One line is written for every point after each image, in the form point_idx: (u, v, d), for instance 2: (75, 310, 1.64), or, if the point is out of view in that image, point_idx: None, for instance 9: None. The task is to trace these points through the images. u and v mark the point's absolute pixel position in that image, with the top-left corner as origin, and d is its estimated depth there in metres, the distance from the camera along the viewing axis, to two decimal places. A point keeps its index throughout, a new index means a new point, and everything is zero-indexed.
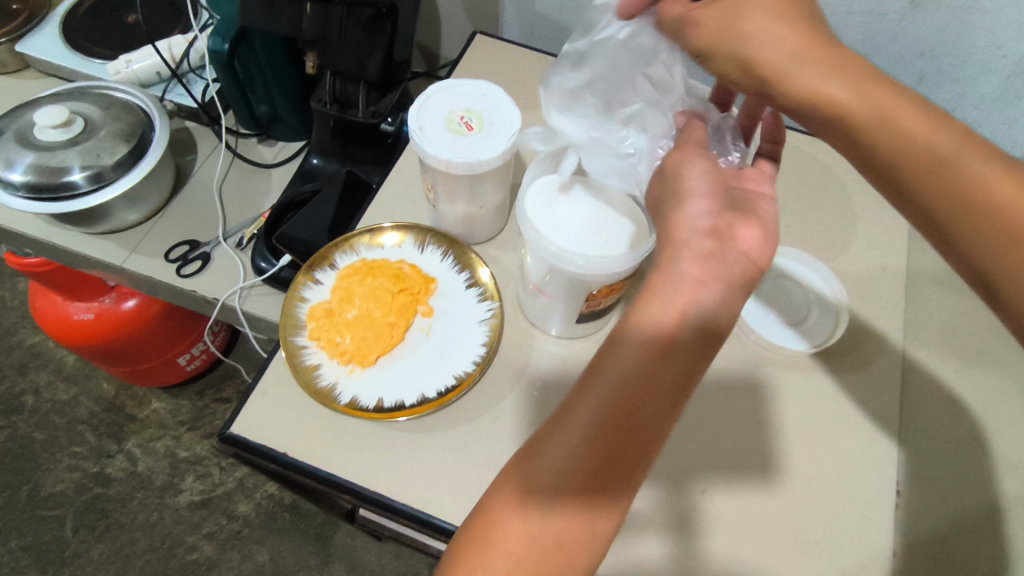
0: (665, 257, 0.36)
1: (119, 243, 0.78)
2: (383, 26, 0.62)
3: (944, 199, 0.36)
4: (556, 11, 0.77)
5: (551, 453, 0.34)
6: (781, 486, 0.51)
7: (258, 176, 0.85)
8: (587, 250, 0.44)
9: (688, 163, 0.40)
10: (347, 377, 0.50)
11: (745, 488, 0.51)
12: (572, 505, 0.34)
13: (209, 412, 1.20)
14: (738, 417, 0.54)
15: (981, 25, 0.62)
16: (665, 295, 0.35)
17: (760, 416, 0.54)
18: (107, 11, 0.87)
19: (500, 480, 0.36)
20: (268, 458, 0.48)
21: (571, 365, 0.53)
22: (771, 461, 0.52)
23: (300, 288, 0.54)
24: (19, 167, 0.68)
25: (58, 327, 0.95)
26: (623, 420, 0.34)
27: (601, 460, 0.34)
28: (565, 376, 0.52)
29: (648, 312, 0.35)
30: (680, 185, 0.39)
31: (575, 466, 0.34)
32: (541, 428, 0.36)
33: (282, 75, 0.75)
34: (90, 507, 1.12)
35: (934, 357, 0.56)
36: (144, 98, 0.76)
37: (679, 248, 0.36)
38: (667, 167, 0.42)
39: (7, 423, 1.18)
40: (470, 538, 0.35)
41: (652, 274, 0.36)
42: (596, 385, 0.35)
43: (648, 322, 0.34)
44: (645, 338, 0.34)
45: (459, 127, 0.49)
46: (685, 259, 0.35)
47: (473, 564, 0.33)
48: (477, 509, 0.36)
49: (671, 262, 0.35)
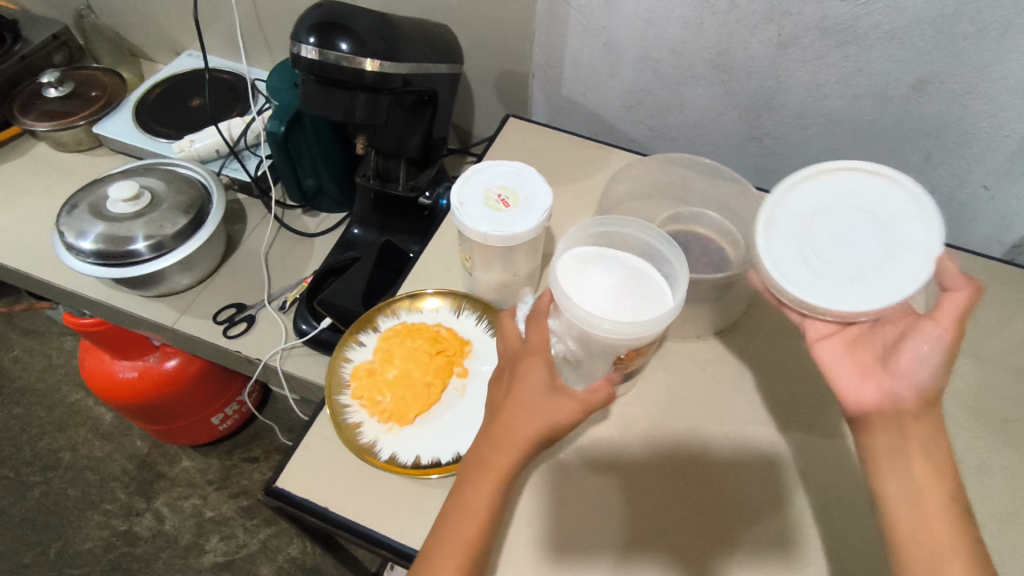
0: (539, 402, 0.46)
1: (171, 305, 0.83)
2: (424, 111, 0.69)
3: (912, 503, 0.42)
4: (581, 94, 0.84)
5: (481, 495, 0.44)
6: (805, 568, 0.49)
7: (302, 244, 0.91)
8: (629, 313, 0.47)
9: (529, 368, 0.47)
10: (386, 435, 0.53)
11: (758, 561, 0.50)
12: None
13: (236, 471, 1.22)
14: (748, 488, 0.54)
15: (982, 107, 0.66)
16: (540, 411, 0.45)
17: (771, 489, 0.53)
18: (175, 97, 0.96)
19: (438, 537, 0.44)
20: (310, 511, 0.50)
21: (583, 433, 0.57)
22: (784, 533, 0.51)
23: (346, 349, 0.58)
24: (90, 236, 0.74)
25: (103, 384, 1.00)
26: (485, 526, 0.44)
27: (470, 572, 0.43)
28: (581, 446, 0.56)
29: (530, 420, 0.45)
30: (520, 389, 0.47)
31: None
32: (462, 484, 0.45)
33: (329, 153, 0.82)
34: (116, 565, 1.13)
35: (956, 424, 0.58)
36: (204, 173, 0.83)
37: (527, 414, 0.45)
38: (529, 349, 0.48)
39: (43, 479, 1.21)
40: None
41: (525, 405, 0.46)
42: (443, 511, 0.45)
43: (500, 451, 0.45)
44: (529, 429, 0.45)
45: (496, 204, 0.54)
46: (544, 408, 0.45)
47: None
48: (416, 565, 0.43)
49: (534, 415, 0.45)
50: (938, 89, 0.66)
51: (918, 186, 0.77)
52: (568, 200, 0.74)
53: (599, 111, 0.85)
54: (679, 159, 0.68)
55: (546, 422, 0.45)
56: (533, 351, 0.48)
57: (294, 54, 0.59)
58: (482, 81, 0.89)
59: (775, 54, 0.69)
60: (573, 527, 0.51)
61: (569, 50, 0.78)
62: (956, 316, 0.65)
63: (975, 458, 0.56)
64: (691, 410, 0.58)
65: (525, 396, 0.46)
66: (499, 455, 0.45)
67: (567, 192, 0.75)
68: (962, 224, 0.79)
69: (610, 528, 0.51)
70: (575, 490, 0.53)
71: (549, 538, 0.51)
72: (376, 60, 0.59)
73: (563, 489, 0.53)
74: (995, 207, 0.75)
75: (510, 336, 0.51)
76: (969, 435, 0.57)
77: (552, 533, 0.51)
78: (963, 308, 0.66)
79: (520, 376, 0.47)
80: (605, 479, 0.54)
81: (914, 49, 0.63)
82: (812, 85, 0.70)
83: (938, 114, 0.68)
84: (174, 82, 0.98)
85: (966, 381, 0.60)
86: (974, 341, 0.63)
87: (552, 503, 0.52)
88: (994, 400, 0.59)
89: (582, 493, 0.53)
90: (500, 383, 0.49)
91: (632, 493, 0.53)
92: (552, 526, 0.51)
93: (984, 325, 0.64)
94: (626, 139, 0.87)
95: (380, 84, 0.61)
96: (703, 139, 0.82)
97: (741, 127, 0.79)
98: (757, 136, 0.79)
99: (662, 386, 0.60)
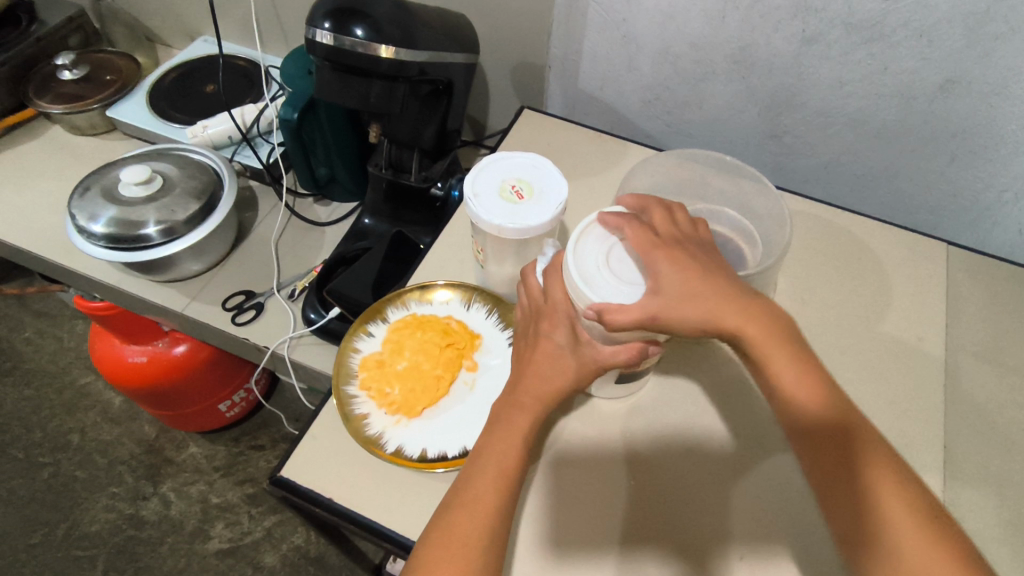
0: (563, 357, 0.48)
1: (182, 291, 0.83)
2: (440, 101, 0.68)
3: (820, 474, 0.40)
4: (597, 88, 0.82)
5: (510, 444, 0.46)
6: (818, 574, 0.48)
7: (312, 232, 0.90)
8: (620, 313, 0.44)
9: (551, 332, 0.48)
10: (394, 427, 0.52)
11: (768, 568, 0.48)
12: (488, 559, 0.42)
13: (243, 459, 1.22)
14: (758, 494, 0.52)
15: (1012, 109, 0.64)
16: (562, 364, 0.48)
17: (782, 492, 0.52)
18: (189, 83, 0.96)
19: (467, 489, 0.44)
20: (314, 501, 0.50)
21: (590, 430, 0.56)
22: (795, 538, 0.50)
23: (354, 340, 0.57)
24: (102, 220, 0.74)
25: (112, 369, 1.00)
26: (511, 470, 0.45)
27: (500, 513, 0.43)
28: (586, 442, 0.55)
29: (551, 373, 0.48)
30: (538, 354, 0.49)
31: (488, 520, 0.43)
32: (484, 438, 0.47)
33: (342, 142, 0.82)
34: (122, 548, 1.13)
35: (978, 432, 0.56)
36: (217, 159, 0.82)
37: (553, 366, 0.48)
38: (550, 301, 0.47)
39: (52, 461, 1.22)
40: (443, 530, 0.43)
41: (544, 357, 0.49)
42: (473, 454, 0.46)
43: (518, 408, 0.48)
44: (552, 382, 0.48)
45: (511, 196, 0.53)
46: (565, 362, 0.48)
47: (447, 547, 0.41)
48: (437, 522, 0.43)
49: (553, 370, 0.48)
50: (967, 89, 0.64)
51: (941, 189, 0.75)
52: (582, 194, 0.73)
53: (615, 105, 0.83)
54: (702, 157, 0.67)
55: (571, 375, 0.48)
56: (549, 311, 0.48)
57: (310, 40, 0.58)
58: (497, 72, 0.88)
59: (798, 50, 0.67)
60: (574, 522, 0.51)
61: (587, 43, 0.77)
62: (977, 322, 0.63)
63: (995, 467, 0.54)
64: (704, 411, 0.57)
65: (545, 351, 0.48)
66: (522, 414, 0.47)
67: (581, 187, 0.74)
68: (986, 228, 0.77)
69: (612, 526, 0.50)
70: (577, 486, 0.52)
71: (550, 533, 0.50)
72: (392, 47, 0.58)
73: (564, 484, 0.52)
74: (1020, 213, 0.73)
75: (532, 292, 0.50)
76: (989, 442, 0.55)
77: (557, 530, 0.50)
78: (984, 314, 0.64)
79: (539, 336, 0.49)
80: (609, 477, 0.53)
81: (943, 47, 0.62)
82: (836, 83, 0.69)
83: (965, 114, 0.67)
84: (188, 68, 0.97)
85: (987, 387, 0.59)
86: (997, 348, 0.61)
87: (554, 498, 0.52)
88: (1016, 409, 0.58)
89: (582, 488, 0.52)
90: (525, 339, 0.51)
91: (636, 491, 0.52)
92: (552, 521, 0.51)
93: (1007, 333, 0.63)
94: (642, 134, 0.86)
95: (396, 72, 0.60)
96: (720, 136, 0.81)
97: (760, 124, 0.77)
98: (776, 134, 0.77)
99: (675, 384, 0.59)
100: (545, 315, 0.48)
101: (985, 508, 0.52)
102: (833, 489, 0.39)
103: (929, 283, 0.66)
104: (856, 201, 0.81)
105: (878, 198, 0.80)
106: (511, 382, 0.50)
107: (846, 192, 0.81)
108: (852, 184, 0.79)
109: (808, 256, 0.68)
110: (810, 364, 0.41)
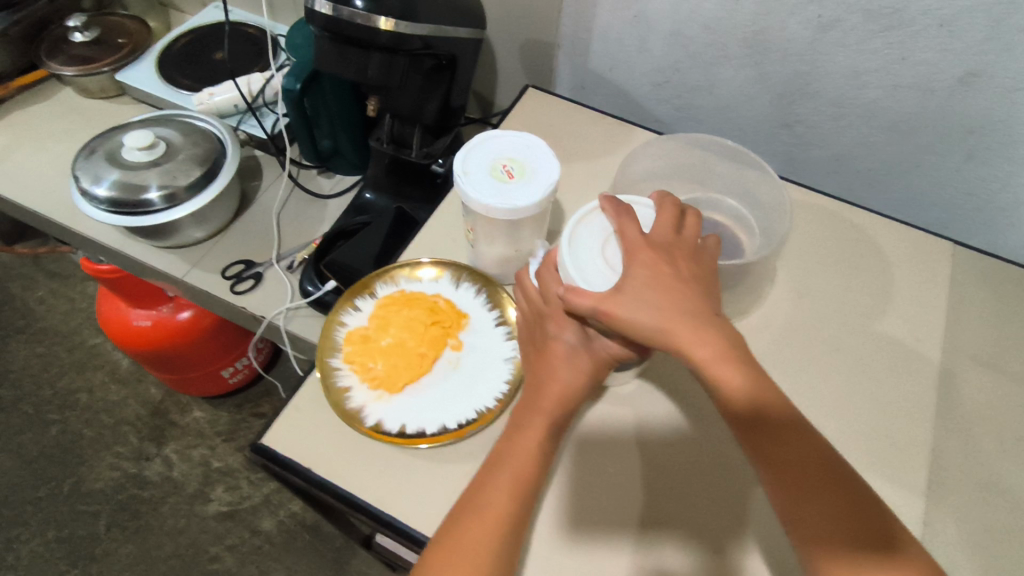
0: (578, 358, 0.49)
1: (183, 257, 0.84)
2: (442, 76, 0.67)
3: (785, 475, 0.41)
4: (606, 69, 0.81)
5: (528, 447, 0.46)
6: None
7: (315, 205, 0.90)
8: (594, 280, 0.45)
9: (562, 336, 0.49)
10: (375, 401, 0.52)
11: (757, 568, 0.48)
12: (502, 562, 0.43)
13: (245, 425, 1.24)
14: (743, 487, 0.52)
15: None
16: (570, 367, 0.48)
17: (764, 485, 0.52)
18: (198, 49, 0.95)
19: (481, 493, 0.45)
20: (294, 471, 0.51)
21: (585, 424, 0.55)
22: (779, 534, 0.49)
23: (341, 313, 0.57)
24: (105, 183, 0.75)
25: (117, 330, 1.02)
26: (526, 473, 0.45)
27: (514, 514, 0.44)
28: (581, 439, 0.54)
29: (560, 374, 0.48)
30: (548, 358, 0.49)
31: (500, 526, 0.43)
32: (500, 442, 0.48)
33: (346, 114, 0.81)
34: (124, 506, 1.16)
35: (969, 437, 0.55)
36: (220, 127, 0.82)
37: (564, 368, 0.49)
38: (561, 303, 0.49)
39: (61, 418, 1.26)
40: (452, 534, 0.43)
41: (553, 358, 0.49)
42: (490, 460, 0.46)
43: (534, 409, 0.48)
44: (562, 386, 0.48)
45: (501, 175, 0.52)
46: (573, 365, 0.49)
47: (457, 552, 0.42)
48: (448, 526, 0.44)
49: (560, 372, 0.49)
50: (987, 84, 0.62)
51: (954, 187, 0.73)
52: (583, 176, 0.72)
53: (624, 87, 0.82)
54: (707, 142, 0.64)
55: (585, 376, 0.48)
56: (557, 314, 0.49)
57: (309, 8, 0.58)
58: (506, 49, 0.86)
59: (813, 37, 0.65)
60: (594, 510, 0.51)
61: (597, 22, 0.75)
62: (979, 325, 0.62)
63: (982, 474, 0.53)
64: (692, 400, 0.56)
65: (557, 355, 0.49)
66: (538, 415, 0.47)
67: (582, 169, 0.72)
68: (1000, 229, 0.74)
69: (608, 526, 0.50)
70: (573, 484, 0.52)
71: (570, 519, 0.50)
72: (391, 19, 0.57)
73: (557, 480, 0.52)
74: None
75: (530, 295, 0.51)
76: (980, 448, 0.54)
77: (577, 519, 0.50)
78: (987, 318, 0.62)
79: (548, 340, 0.50)
80: (604, 475, 0.52)
81: (966, 38, 0.59)
82: (850, 72, 0.67)
83: (983, 111, 0.64)
84: (199, 34, 0.97)
85: (985, 395, 0.57)
86: (999, 354, 0.60)
87: (577, 485, 0.52)
88: (1014, 415, 0.56)
89: (603, 476, 0.52)
90: (536, 339, 0.51)
91: (637, 489, 0.52)
92: (572, 508, 0.51)
93: (1010, 338, 0.61)
94: (651, 118, 0.84)
95: (395, 45, 0.59)
96: (728, 124, 0.79)
97: (771, 111, 0.75)
98: (788, 123, 0.75)
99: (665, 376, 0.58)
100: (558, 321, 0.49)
101: (969, 514, 0.51)
102: (788, 487, 0.41)
103: (934, 285, 0.64)
104: (866, 195, 0.79)
105: (890, 193, 0.78)
106: (529, 383, 0.50)
107: (857, 186, 0.79)
108: (863, 179, 0.77)
109: (809, 248, 0.66)
110: (752, 367, 0.42)
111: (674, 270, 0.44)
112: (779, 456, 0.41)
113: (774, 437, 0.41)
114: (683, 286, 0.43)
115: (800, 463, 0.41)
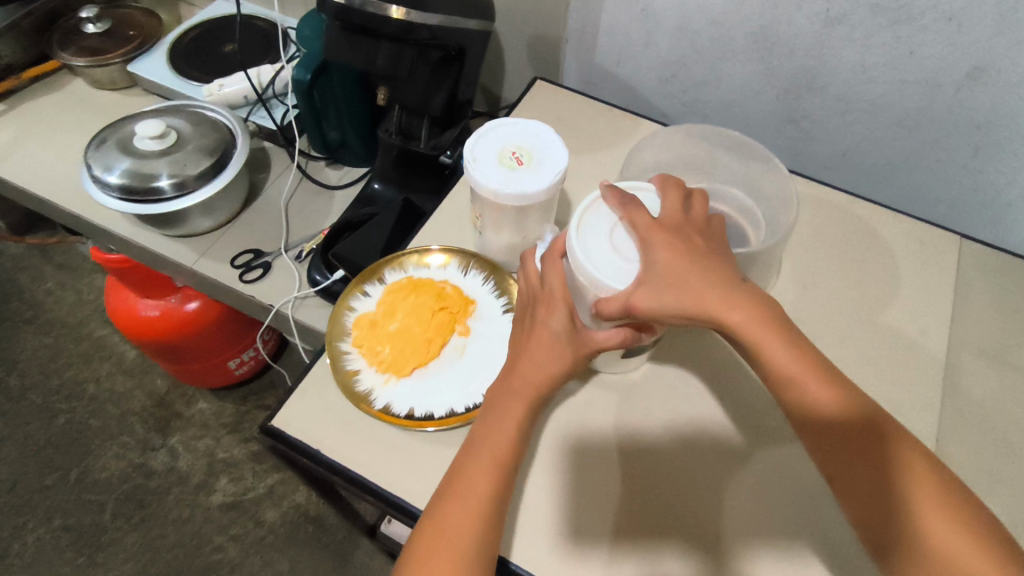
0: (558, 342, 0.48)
1: (192, 247, 0.84)
2: (450, 68, 0.67)
3: (855, 478, 0.40)
4: (613, 63, 0.81)
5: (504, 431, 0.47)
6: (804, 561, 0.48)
7: (322, 196, 0.91)
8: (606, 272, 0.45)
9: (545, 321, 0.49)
10: (383, 385, 0.53)
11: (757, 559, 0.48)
12: (481, 544, 0.43)
13: (250, 417, 1.25)
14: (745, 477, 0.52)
15: None
16: (550, 351, 0.48)
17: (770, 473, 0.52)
18: (208, 41, 0.96)
19: (459, 477, 0.45)
20: (303, 452, 0.51)
21: (574, 419, 0.55)
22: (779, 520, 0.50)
23: (350, 299, 0.58)
24: (116, 172, 0.75)
25: (125, 320, 1.03)
26: (504, 456, 0.46)
27: (491, 497, 0.45)
28: (574, 435, 0.55)
29: (540, 359, 0.48)
30: (531, 341, 0.49)
31: (477, 511, 0.44)
32: (477, 426, 0.48)
33: (353, 106, 0.82)
34: (130, 496, 1.17)
35: (974, 428, 0.55)
36: (230, 117, 0.83)
37: (547, 352, 0.48)
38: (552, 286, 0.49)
39: (68, 408, 1.26)
40: (433, 518, 0.44)
41: (535, 343, 0.49)
42: (469, 443, 0.47)
43: (511, 394, 0.48)
44: (541, 370, 0.48)
45: (511, 162, 0.53)
46: (553, 349, 0.48)
47: (437, 536, 0.43)
48: (429, 511, 0.45)
49: (541, 356, 0.48)
50: (995, 79, 0.62)
51: (960, 183, 0.73)
52: (589, 168, 0.72)
53: (632, 81, 0.82)
54: (712, 135, 0.65)
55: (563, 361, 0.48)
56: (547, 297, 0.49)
57: None
58: (514, 43, 0.87)
59: (821, 32, 0.66)
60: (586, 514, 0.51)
61: (605, 16, 0.76)
62: (984, 318, 0.62)
63: (987, 465, 0.53)
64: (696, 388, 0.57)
65: (538, 339, 0.49)
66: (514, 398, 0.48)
67: (589, 161, 0.73)
68: (1005, 225, 0.75)
69: (599, 524, 0.50)
70: (567, 486, 0.52)
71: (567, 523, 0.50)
72: (402, 9, 0.58)
73: (552, 483, 0.52)
74: None
75: (530, 277, 0.52)
76: (985, 439, 0.55)
77: (570, 521, 0.50)
78: (992, 311, 0.63)
79: (534, 323, 0.50)
80: (596, 476, 0.52)
81: (972, 33, 0.60)
82: (858, 67, 0.67)
83: (990, 106, 0.65)
84: (209, 26, 0.98)
85: (989, 387, 0.58)
86: (1003, 347, 0.60)
87: (571, 489, 0.52)
88: (1017, 407, 0.57)
89: (596, 478, 0.52)
90: (523, 324, 0.51)
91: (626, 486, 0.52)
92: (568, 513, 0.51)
93: (1015, 331, 0.61)
94: (658, 113, 0.84)
95: (404, 34, 0.60)
96: (734, 119, 0.79)
97: (777, 105, 0.75)
98: (794, 118, 0.76)
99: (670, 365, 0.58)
100: (544, 305, 0.49)
101: None
102: (855, 484, 0.40)
103: (940, 278, 0.64)
104: (872, 191, 0.80)
105: (895, 188, 0.78)
106: (506, 367, 0.50)
107: (863, 181, 0.79)
108: (868, 173, 0.78)
109: (814, 241, 0.67)
110: (825, 365, 0.42)
111: (695, 248, 0.44)
112: (846, 458, 0.41)
113: (854, 439, 0.40)
114: (714, 266, 0.43)
115: (871, 459, 0.40)
